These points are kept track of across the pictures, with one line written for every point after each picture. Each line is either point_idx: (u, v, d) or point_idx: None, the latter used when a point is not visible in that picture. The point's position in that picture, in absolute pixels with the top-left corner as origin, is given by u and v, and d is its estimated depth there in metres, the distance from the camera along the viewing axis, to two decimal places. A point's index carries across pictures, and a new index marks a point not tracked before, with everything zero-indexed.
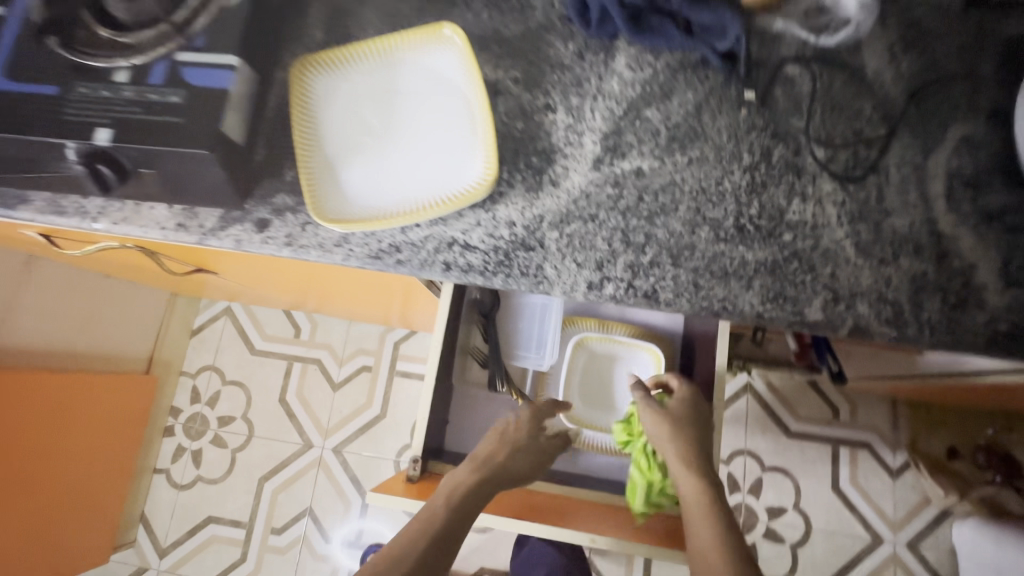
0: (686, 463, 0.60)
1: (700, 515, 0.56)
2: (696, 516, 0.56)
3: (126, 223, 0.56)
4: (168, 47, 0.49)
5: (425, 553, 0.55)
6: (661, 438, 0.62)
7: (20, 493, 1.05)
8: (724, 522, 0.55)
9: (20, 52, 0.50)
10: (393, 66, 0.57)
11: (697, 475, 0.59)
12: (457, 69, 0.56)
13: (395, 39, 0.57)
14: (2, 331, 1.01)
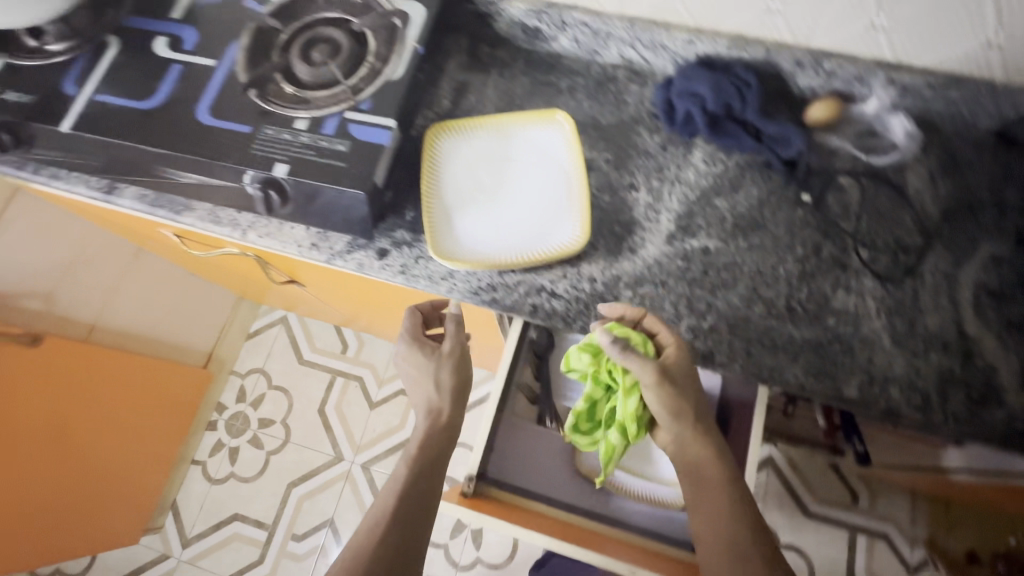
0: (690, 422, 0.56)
1: (712, 484, 0.54)
2: (707, 484, 0.54)
3: (270, 237, 0.67)
4: (340, 106, 0.61)
5: (398, 533, 0.54)
6: (661, 407, 0.56)
7: (92, 465, 1.13)
8: (735, 487, 0.54)
9: (224, 96, 0.63)
10: (508, 139, 0.69)
11: (704, 441, 0.56)
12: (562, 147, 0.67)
13: (515, 117, 0.68)
14: (108, 313, 1.12)
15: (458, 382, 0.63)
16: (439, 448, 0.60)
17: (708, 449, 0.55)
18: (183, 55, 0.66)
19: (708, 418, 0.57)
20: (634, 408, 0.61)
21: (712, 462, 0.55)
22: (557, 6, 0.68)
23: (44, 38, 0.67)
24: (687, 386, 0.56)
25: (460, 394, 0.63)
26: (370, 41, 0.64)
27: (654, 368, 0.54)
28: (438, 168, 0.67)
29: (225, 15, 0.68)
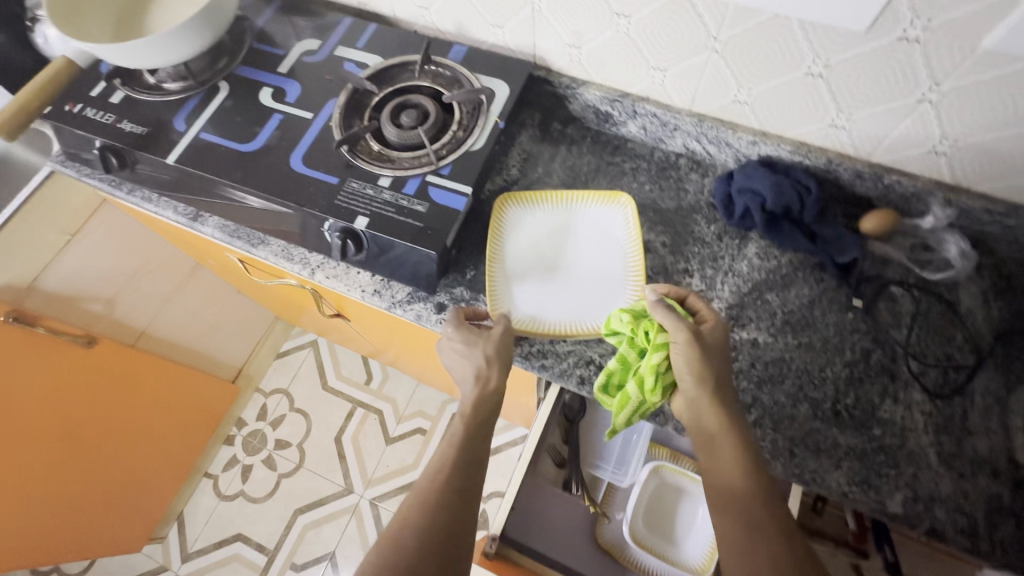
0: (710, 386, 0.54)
1: (721, 452, 0.52)
2: (717, 449, 0.52)
3: (337, 280, 0.71)
4: (422, 169, 0.66)
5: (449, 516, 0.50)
6: (684, 367, 0.55)
7: (110, 468, 1.14)
8: (759, 470, 0.50)
9: (317, 148, 0.68)
10: (572, 215, 0.72)
11: (720, 409, 0.53)
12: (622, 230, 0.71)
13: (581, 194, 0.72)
14: (156, 322, 1.17)
15: (502, 354, 0.61)
16: (481, 425, 0.58)
17: (722, 420, 0.53)
18: (284, 106, 0.72)
19: (730, 389, 0.55)
20: (659, 370, 0.56)
21: (724, 432, 0.52)
22: (630, 96, 0.73)
23: (163, 77, 0.75)
24: (708, 352, 0.55)
25: (505, 366, 0.60)
26: (455, 113, 0.70)
27: (685, 330, 0.55)
28: (503, 234, 0.70)
29: (326, 74, 0.74)
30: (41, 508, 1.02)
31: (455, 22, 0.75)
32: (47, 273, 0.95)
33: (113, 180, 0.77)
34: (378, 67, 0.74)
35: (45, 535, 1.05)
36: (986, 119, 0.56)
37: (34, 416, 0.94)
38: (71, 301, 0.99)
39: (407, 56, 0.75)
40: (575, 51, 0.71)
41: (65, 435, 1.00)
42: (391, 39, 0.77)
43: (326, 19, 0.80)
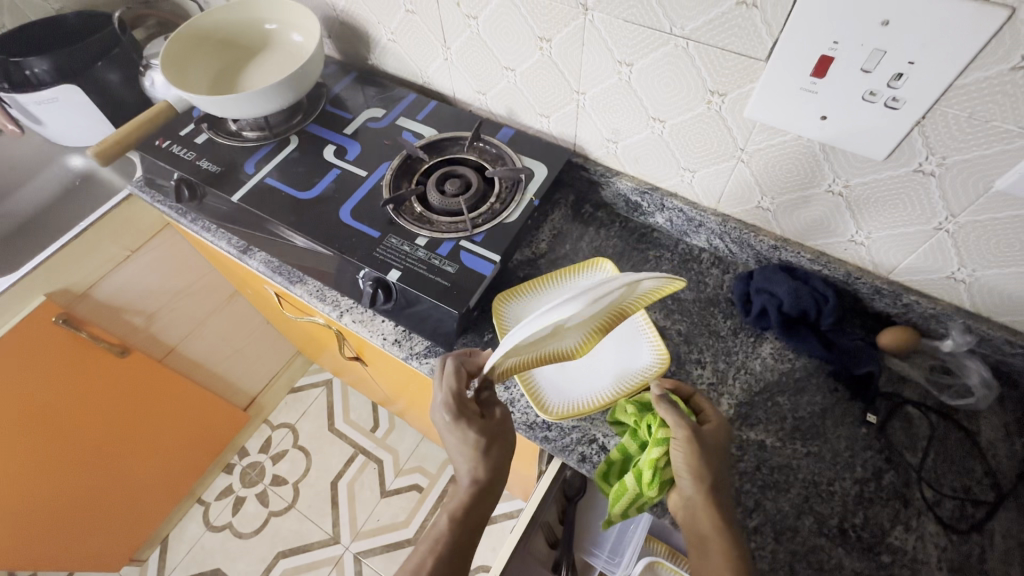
0: (710, 488, 0.53)
1: (713, 558, 0.51)
2: (708, 551, 0.51)
3: (362, 325, 0.75)
4: (457, 234, 0.71)
5: None
6: (682, 465, 0.54)
7: (106, 478, 1.16)
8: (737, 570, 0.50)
9: (366, 202, 0.75)
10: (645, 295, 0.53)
11: (715, 512, 0.53)
12: (628, 359, 0.69)
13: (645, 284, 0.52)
14: (188, 343, 1.21)
15: (501, 458, 0.61)
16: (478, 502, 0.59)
17: (716, 523, 0.52)
18: (343, 163, 0.79)
19: (724, 492, 0.55)
20: (656, 465, 0.55)
21: (718, 536, 0.52)
22: (659, 190, 0.78)
23: (243, 126, 0.85)
24: (710, 453, 0.55)
25: (501, 464, 0.61)
26: (495, 188, 0.76)
27: (686, 429, 0.54)
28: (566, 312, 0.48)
29: (384, 139, 0.82)
30: (28, 505, 1.03)
31: (506, 106, 0.83)
32: (102, 284, 0.97)
33: (181, 209, 0.86)
34: (433, 138, 0.81)
35: (26, 535, 1.06)
36: (1002, 253, 0.57)
37: (47, 414, 0.97)
38: (117, 311, 1.02)
39: (460, 132, 0.82)
40: (612, 145, 0.77)
41: (67, 438, 1.03)
42: (448, 115, 0.85)
43: (394, 92, 0.89)
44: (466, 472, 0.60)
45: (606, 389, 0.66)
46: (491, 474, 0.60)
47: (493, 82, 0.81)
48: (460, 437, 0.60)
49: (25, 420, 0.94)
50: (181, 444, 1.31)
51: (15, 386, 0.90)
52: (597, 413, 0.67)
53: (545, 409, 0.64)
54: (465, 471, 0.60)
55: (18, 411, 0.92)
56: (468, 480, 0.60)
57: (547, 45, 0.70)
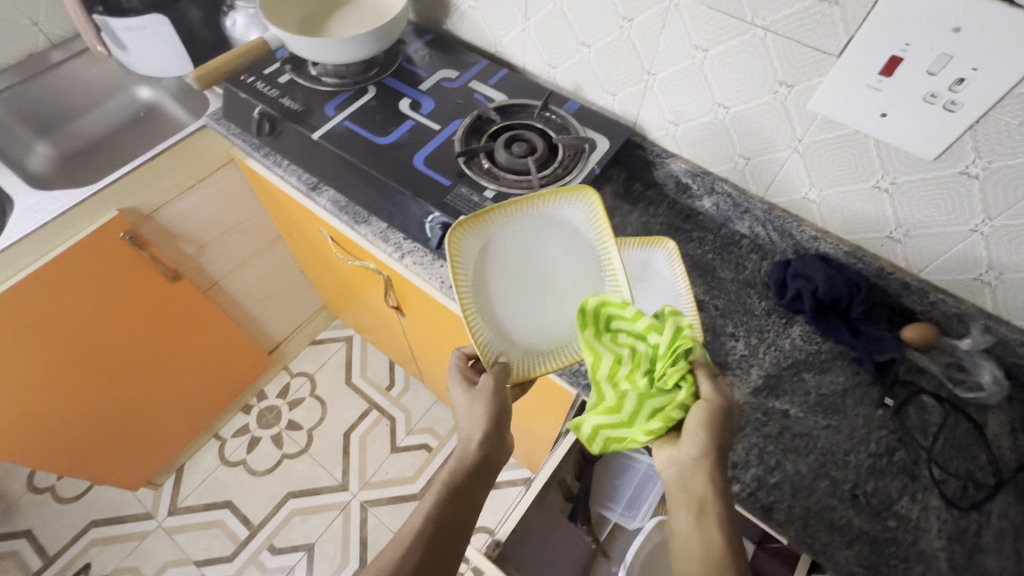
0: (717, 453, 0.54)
1: (709, 521, 0.49)
2: (708, 514, 0.50)
3: (421, 268, 0.80)
4: (522, 191, 0.76)
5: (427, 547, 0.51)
6: (696, 426, 0.53)
7: (127, 398, 1.18)
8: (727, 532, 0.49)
9: (438, 153, 0.79)
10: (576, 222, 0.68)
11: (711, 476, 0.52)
12: None
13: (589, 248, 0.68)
14: (230, 280, 1.26)
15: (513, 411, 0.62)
16: None
17: (711, 485, 0.51)
18: (418, 115, 0.84)
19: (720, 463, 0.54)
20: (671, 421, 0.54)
21: (714, 498, 0.51)
22: (710, 175, 0.83)
23: (323, 72, 0.90)
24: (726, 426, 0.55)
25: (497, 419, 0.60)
26: (559, 155, 0.81)
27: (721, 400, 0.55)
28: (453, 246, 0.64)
29: (457, 98, 0.87)
30: (49, 416, 1.05)
31: (575, 81, 0.88)
32: (167, 209, 1.01)
33: (255, 143, 0.91)
34: (503, 103, 0.86)
35: (55, 442, 1.10)
36: None
37: (75, 328, 0.99)
38: (174, 238, 1.06)
39: (529, 101, 0.87)
40: (672, 127, 0.82)
41: (92, 355, 1.05)
42: (517, 83, 0.90)
43: (467, 57, 0.94)
44: (459, 445, 0.59)
45: None
46: (484, 426, 0.59)
47: (566, 56, 0.86)
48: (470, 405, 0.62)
49: (61, 331, 0.96)
50: (200, 378, 1.34)
51: (57, 295, 0.92)
52: None
53: None
54: (465, 430, 0.60)
55: (54, 321, 0.94)
56: (466, 435, 0.59)
57: (628, 25, 0.74)
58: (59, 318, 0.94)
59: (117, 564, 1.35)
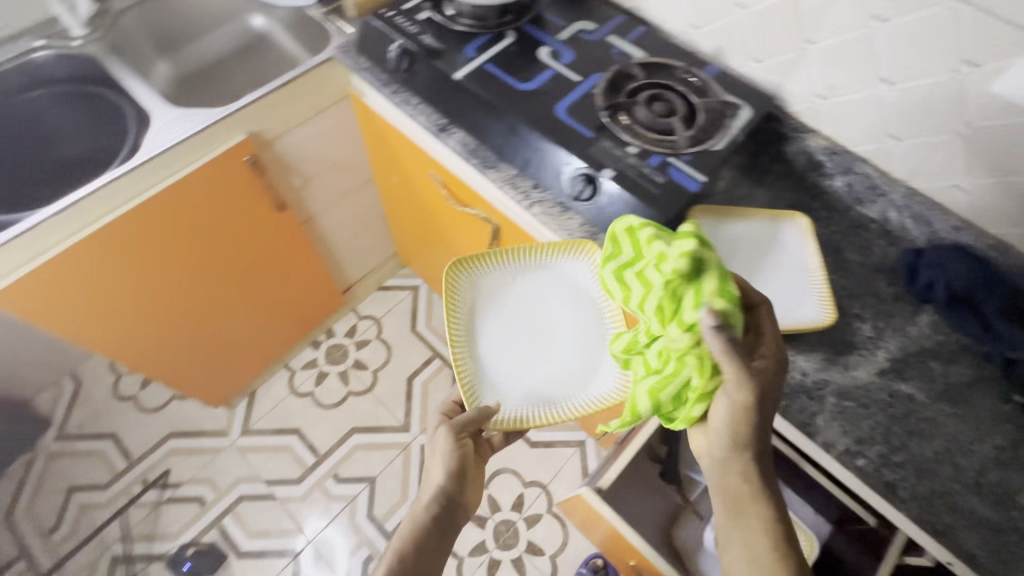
0: (742, 464, 0.53)
1: (751, 517, 0.53)
2: (745, 516, 0.54)
3: (549, 218, 0.79)
4: (665, 150, 0.75)
5: None
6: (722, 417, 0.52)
7: (223, 321, 1.23)
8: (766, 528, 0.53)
9: (580, 104, 0.79)
10: (580, 275, 0.81)
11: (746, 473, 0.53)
12: (794, 304, 0.74)
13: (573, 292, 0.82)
14: (323, 217, 1.28)
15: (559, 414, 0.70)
16: None
17: (749, 484, 0.53)
18: (559, 65, 0.83)
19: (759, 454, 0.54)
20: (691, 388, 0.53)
21: (753, 497, 0.53)
22: (851, 154, 0.82)
23: (459, 13, 0.89)
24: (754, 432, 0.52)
25: (459, 464, 0.70)
26: (698, 120, 0.79)
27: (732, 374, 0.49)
28: (455, 278, 0.81)
29: (596, 51, 0.86)
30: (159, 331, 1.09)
31: (717, 44, 0.86)
32: (285, 138, 1.03)
33: (384, 79, 0.91)
34: (645, 59, 0.84)
35: (160, 356, 1.15)
36: None
37: (194, 247, 1.02)
38: (286, 167, 1.08)
39: (669, 60, 0.85)
40: (819, 102, 0.80)
41: (202, 275, 1.08)
42: (656, 42, 0.88)
43: (603, 10, 0.92)
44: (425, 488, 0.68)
45: None
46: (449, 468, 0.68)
47: (713, 17, 0.84)
48: (443, 461, 0.69)
49: (182, 248, 0.99)
50: (282, 309, 1.38)
51: (184, 211, 0.95)
52: None
53: None
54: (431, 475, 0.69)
55: (177, 236, 0.97)
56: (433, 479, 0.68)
57: None
58: (184, 235, 0.98)
59: (193, 474, 1.43)
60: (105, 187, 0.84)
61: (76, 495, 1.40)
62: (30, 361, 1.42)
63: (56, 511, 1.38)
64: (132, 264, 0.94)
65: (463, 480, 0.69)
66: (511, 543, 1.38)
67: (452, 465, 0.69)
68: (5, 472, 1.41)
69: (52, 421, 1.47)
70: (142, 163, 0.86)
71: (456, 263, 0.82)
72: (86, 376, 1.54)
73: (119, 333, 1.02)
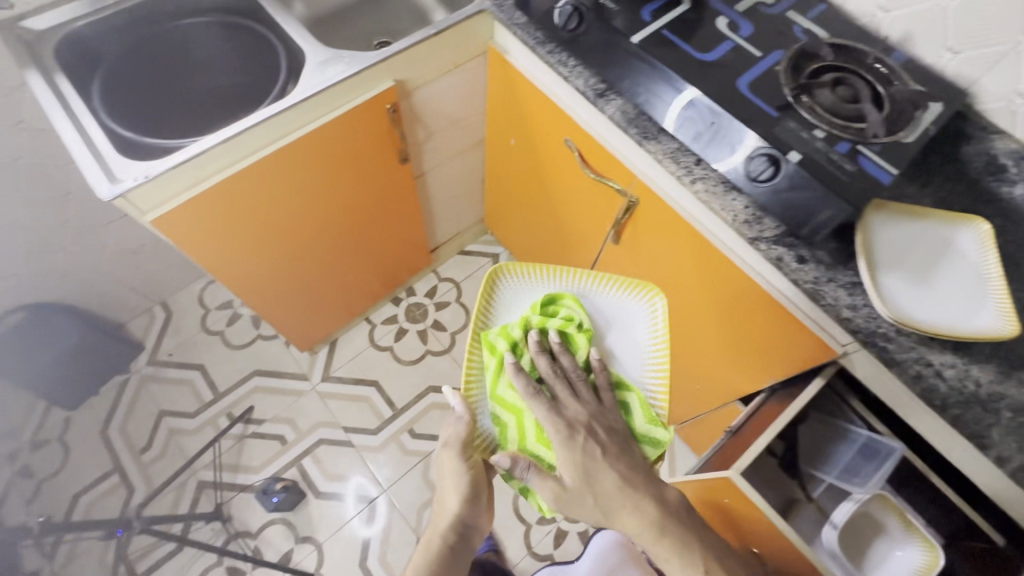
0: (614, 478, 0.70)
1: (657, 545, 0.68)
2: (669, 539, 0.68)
3: (712, 197, 0.77)
4: (854, 137, 0.72)
5: None
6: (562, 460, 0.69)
7: (325, 267, 1.24)
8: None
9: (764, 81, 0.77)
10: (631, 315, 0.78)
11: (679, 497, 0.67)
12: (971, 314, 0.70)
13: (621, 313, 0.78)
14: (433, 174, 1.27)
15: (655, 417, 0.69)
16: None
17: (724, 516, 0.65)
18: (738, 38, 0.81)
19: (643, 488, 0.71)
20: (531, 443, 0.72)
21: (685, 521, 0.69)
22: None
23: None
24: (593, 476, 0.69)
25: (469, 500, 0.74)
26: (884, 112, 0.75)
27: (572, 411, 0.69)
28: (495, 285, 0.78)
29: (777, 27, 0.82)
30: (270, 271, 1.10)
31: (906, 30, 0.82)
32: (423, 89, 1.02)
33: (540, 38, 0.89)
34: (834, 40, 0.81)
35: (267, 296, 1.16)
36: None
37: (319, 189, 1.02)
38: (416, 120, 1.07)
39: (856, 44, 0.81)
40: (1017, 101, 0.77)
41: (318, 218, 1.08)
42: (838, 23, 0.85)
43: None
44: (442, 513, 0.77)
45: (948, 326, 0.69)
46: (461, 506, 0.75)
47: (909, 1, 0.81)
48: (461, 485, 0.73)
49: (308, 188, 1.00)
50: (377, 263, 1.38)
51: (321, 151, 0.95)
52: (934, 344, 0.70)
53: (885, 304, 0.69)
54: (451, 508, 0.75)
55: (307, 176, 0.97)
56: (450, 510, 0.75)
57: None
58: (314, 174, 0.98)
59: (275, 413, 1.47)
60: (265, 121, 0.85)
61: (166, 419, 1.46)
62: (132, 286, 1.47)
63: (148, 431, 1.44)
64: (267, 199, 0.94)
65: (475, 505, 0.75)
66: (577, 517, 1.40)
67: (466, 492, 0.74)
68: (101, 389, 1.47)
69: (144, 347, 1.52)
70: (301, 100, 0.86)
71: (500, 270, 0.78)
72: (177, 307, 1.58)
73: (240, 268, 1.03)
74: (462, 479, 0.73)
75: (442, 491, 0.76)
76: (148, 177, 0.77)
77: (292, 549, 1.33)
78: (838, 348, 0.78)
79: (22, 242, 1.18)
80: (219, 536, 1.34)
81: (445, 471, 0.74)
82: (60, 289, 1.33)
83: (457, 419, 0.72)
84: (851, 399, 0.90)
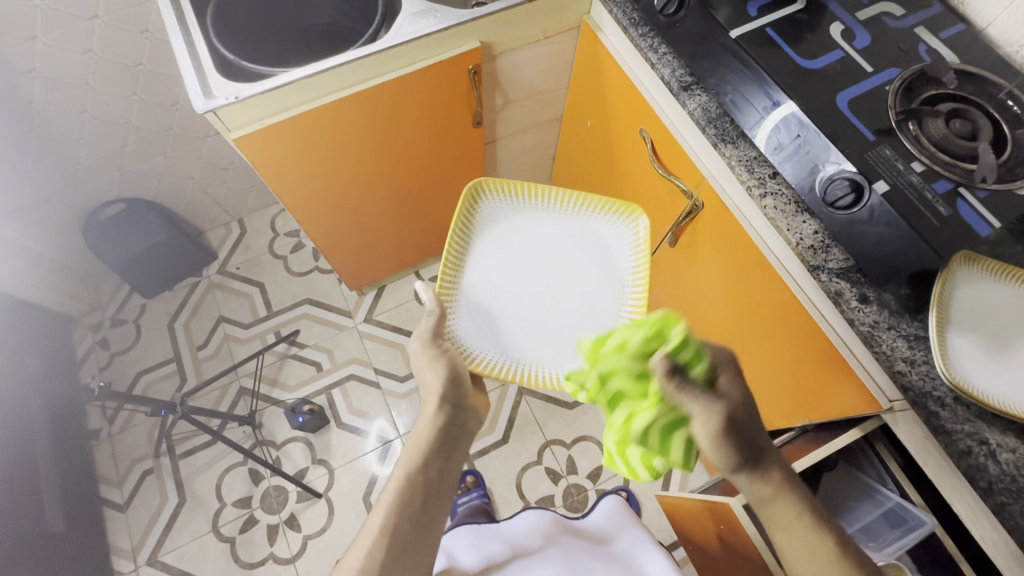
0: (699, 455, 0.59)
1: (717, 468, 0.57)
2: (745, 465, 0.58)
3: (780, 215, 0.70)
4: (959, 176, 0.67)
5: (402, 522, 0.62)
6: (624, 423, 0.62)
7: (380, 214, 1.26)
8: None
9: (867, 100, 0.73)
10: (598, 229, 0.87)
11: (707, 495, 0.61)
12: None
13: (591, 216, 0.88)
14: (505, 144, 1.28)
15: None
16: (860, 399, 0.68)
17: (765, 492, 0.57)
18: (850, 48, 0.78)
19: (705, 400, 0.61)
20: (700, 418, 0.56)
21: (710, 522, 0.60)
22: None
23: None
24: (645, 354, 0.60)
25: (457, 380, 0.71)
26: (1001, 154, 0.69)
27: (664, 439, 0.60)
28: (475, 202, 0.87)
29: (898, 45, 0.77)
30: (325, 205, 1.13)
31: None
32: (509, 53, 1.01)
33: (635, 19, 0.86)
34: (961, 67, 0.74)
35: (326, 229, 1.21)
36: None
37: (384, 137, 1.04)
38: (496, 85, 1.07)
39: (989, 75, 0.74)
40: None
41: (380, 163, 1.10)
42: (971, 50, 0.77)
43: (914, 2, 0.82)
44: (427, 400, 0.70)
45: (1009, 400, 0.61)
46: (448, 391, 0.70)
47: None
48: (441, 369, 0.71)
49: (370, 133, 1.01)
50: (433, 220, 1.41)
51: (392, 100, 0.97)
52: (998, 419, 0.61)
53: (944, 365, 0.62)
54: (435, 388, 0.70)
55: (371, 121, 0.99)
56: (436, 391, 0.70)
57: None
58: (381, 120, 1.00)
59: (317, 341, 1.57)
60: (350, 63, 0.88)
61: (223, 324, 1.59)
62: (219, 201, 1.60)
63: (207, 331, 1.58)
64: (334, 137, 0.97)
65: (459, 386, 0.71)
66: (577, 507, 1.40)
67: (447, 374, 0.71)
68: (175, 286, 1.62)
69: (217, 256, 1.66)
70: (386, 48, 0.88)
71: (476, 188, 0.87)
72: (251, 226, 1.70)
73: (303, 199, 1.08)
74: (440, 364, 0.71)
75: (420, 373, 0.72)
76: (238, 99, 0.83)
77: (307, 468, 1.43)
78: (885, 404, 0.72)
79: (132, 140, 1.32)
80: (248, 439, 1.46)
81: (424, 361, 0.72)
82: (156, 189, 1.48)
83: (430, 312, 0.74)
84: (886, 452, 0.85)
